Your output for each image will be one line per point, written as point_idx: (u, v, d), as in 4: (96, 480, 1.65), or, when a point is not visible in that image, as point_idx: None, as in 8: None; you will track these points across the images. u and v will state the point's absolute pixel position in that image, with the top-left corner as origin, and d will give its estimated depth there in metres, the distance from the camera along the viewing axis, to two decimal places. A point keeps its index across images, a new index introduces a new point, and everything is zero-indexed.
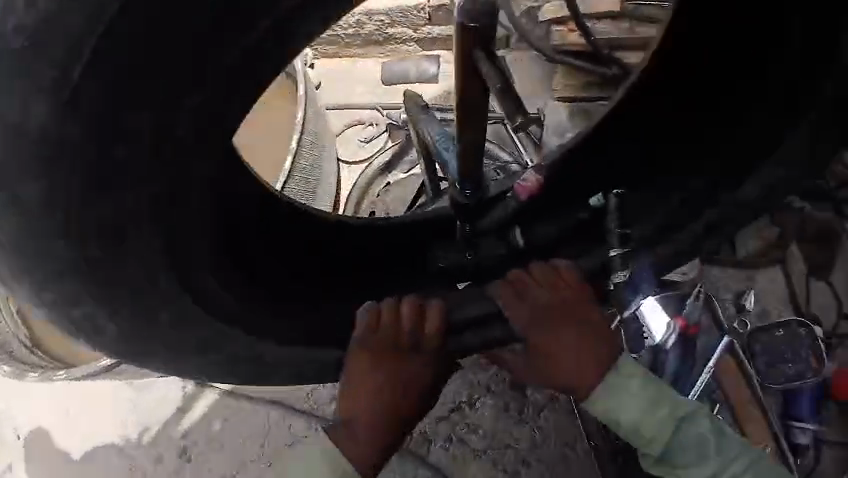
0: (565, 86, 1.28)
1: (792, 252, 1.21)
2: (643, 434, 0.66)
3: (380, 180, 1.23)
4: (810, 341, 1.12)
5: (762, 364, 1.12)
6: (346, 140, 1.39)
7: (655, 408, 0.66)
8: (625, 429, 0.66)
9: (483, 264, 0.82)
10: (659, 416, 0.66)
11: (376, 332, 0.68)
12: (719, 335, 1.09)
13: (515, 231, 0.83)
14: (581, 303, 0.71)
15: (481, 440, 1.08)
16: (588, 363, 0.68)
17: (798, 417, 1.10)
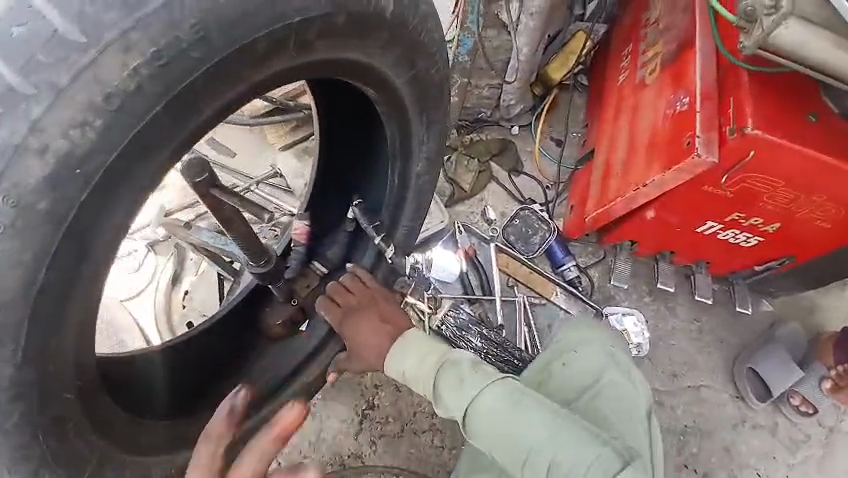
0: (280, 137, 1.46)
1: (493, 167, 1.67)
2: (419, 380, 0.88)
3: (177, 294, 1.28)
4: (535, 215, 1.62)
5: (521, 245, 1.60)
6: (114, 275, 1.29)
7: (425, 359, 0.89)
8: (410, 376, 0.90)
9: (308, 306, 1.04)
10: (428, 364, 0.88)
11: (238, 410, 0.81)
12: (488, 246, 1.57)
13: (314, 265, 1.02)
14: (378, 300, 0.99)
15: (395, 424, 1.39)
16: (383, 339, 0.94)
17: (561, 264, 1.60)
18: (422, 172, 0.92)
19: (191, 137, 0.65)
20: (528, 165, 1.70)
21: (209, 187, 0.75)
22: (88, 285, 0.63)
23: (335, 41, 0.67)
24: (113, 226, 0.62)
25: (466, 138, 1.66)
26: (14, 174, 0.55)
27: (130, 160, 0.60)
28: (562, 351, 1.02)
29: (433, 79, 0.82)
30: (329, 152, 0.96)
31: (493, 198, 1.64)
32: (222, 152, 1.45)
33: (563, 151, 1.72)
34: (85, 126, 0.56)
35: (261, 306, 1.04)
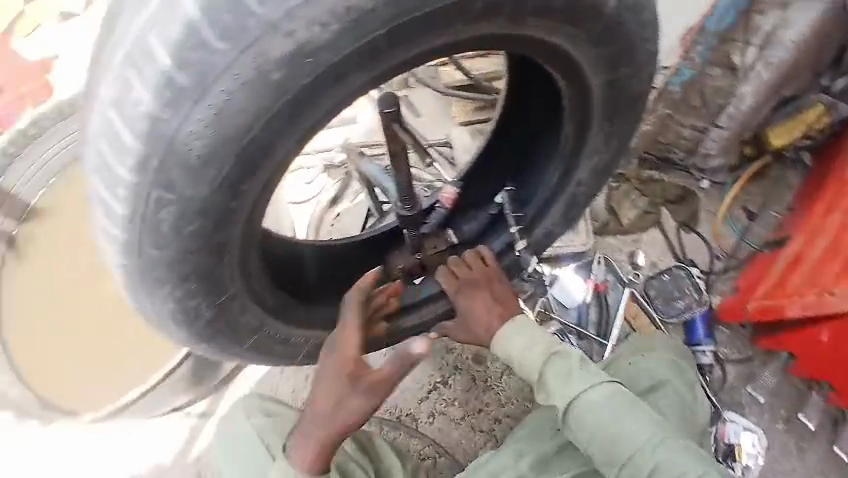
0: (463, 113, 1.53)
1: (664, 214, 1.54)
2: (522, 368, 0.91)
3: (330, 214, 1.44)
4: (689, 279, 1.46)
5: (659, 304, 1.45)
6: (291, 179, 1.48)
7: (535, 347, 0.91)
8: (514, 358, 0.92)
9: (428, 264, 1.02)
10: (536, 353, 0.90)
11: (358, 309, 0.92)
12: (622, 290, 1.44)
13: (448, 231, 1.03)
14: (493, 280, 0.99)
15: (459, 409, 1.39)
16: (494, 320, 0.96)
17: (696, 342, 1.43)
18: (585, 172, 0.90)
19: (379, 76, 0.59)
20: (705, 226, 1.53)
21: (392, 121, 0.77)
22: (249, 202, 0.60)
23: (543, 26, 0.63)
24: (285, 151, 0.58)
25: (644, 173, 1.54)
26: (231, 75, 0.52)
27: (323, 86, 0.56)
28: (637, 350, 1.13)
29: (631, 90, 0.77)
30: (502, 123, 0.96)
31: (650, 244, 1.51)
32: (409, 105, 1.55)
33: (751, 227, 1.52)
34: (321, 26, 0.52)
35: (391, 248, 1.05)
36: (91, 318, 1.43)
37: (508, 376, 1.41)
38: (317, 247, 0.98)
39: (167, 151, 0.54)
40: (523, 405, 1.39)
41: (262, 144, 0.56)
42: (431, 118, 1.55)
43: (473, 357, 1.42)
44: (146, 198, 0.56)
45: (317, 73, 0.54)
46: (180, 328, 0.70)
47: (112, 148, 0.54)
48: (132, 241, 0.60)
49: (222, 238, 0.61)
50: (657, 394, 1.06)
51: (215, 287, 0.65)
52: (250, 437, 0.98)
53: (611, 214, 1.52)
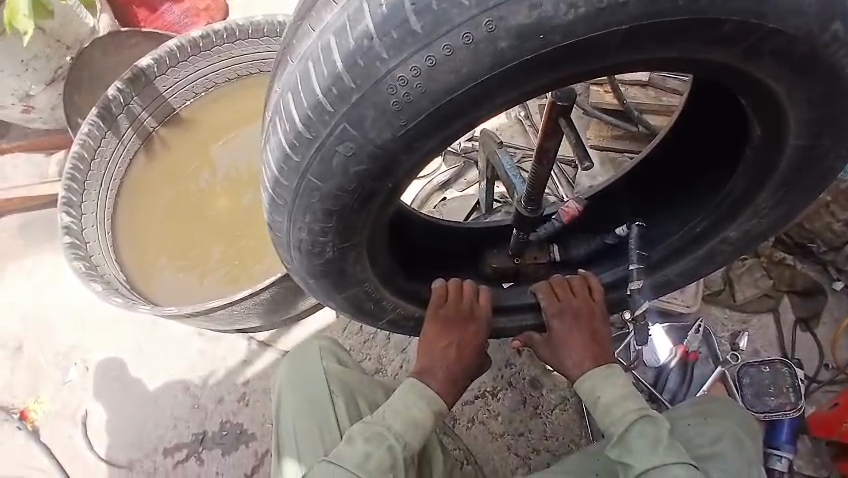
0: (598, 137, 1.48)
1: (783, 302, 1.39)
2: (607, 415, 0.85)
3: (437, 196, 1.44)
4: (790, 379, 1.29)
5: (749, 394, 1.29)
6: None
7: (628, 399, 0.85)
8: (601, 404, 0.86)
9: (523, 270, 1.00)
10: (626, 408, 0.85)
11: (451, 307, 0.90)
12: (713, 366, 1.32)
13: (552, 246, 1.00)
14: (595, 317, 0.93)
15: (501, 424, 1.36)
16: (588, 358, 0.90)
17: (776, 446, 1.27)
18: (736, 236, 0.84)
19: (590, 73, 0.57)
20: (823, 330, 1.38)
21: (559, 115, 0.71)
22: (413, 160, 0.61)
23: (783, 71, 0.58)
24: (467, 121, 0.58)
25: (778, 254, 1.39)
26: (461, 33, 0.52)
27: (534, 69, 0.54)
28: (698, 414, 1.03)
29: (825, 161, 0.70)
30: (665, 151, 0.91)
31: (756, 329, 1.38)
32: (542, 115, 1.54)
33: None
34: (570, 7, 0.51)
35: (488, 244, 1.02)
36: (195, 222, 1.56)
37: (559, 410, 1.36)
38: (425, 222, 0.98)
39: (370, 89, 0.55)
40: (567, 444, 1.34)
41: (457, 107, 0.56)
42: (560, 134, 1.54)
43: (530, 379, 1.39)
44: (331, 129, 0.58)
45: (538, 53, 0.53)
46: (298, 260, 0.72)
47: (318, 73, 0.56)
48: (298, 167, 0.62)
49: (375, 188, 0.62)
50: (711, 463, 0.95)
51: (348, 231, 0.67)
52: (318, 376, 1.05)
53: (726, 285, 1.39)
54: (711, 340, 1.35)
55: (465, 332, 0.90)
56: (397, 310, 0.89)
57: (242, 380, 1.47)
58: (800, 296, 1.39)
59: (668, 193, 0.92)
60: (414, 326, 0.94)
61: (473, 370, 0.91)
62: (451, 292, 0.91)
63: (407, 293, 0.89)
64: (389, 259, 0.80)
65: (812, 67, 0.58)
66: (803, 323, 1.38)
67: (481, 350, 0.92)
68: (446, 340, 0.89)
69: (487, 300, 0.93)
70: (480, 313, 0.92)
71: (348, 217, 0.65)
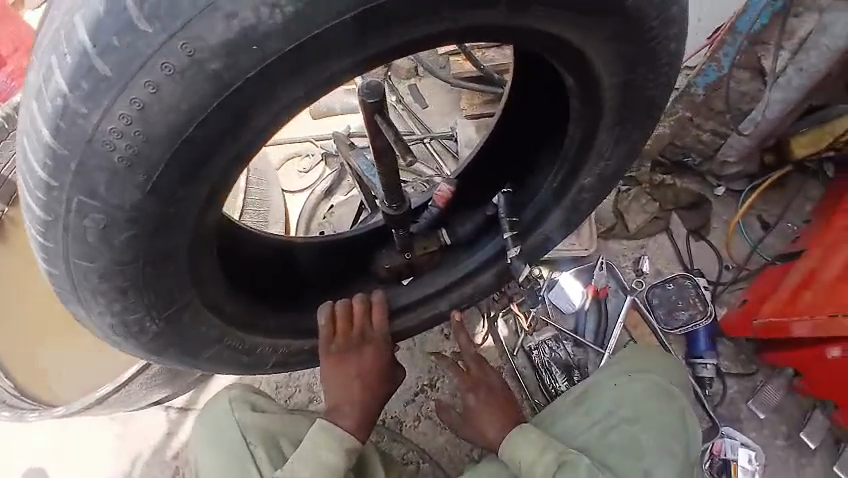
0: (471, 106, 1.48)
1: (673, 220, 1.46)
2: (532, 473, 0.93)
3: (325, 204, 1.38)
4: (695, 289, 1.37)
5: (662, 314, 1.37)
6: (286, 171, 1.45)
7: (545, 454, 0.93)
8: (524, 468, 0.94)
9: (417, 265, 0.95)
10: (543, 461, 0.93)
11: (346, 345, 0.86)
12: (624, 296, 1.37)
13: (441, 232, 0.96)
14: (497, 384, 1.07)
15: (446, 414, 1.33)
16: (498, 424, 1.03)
17: (699, 355, 1.35)
18: (598, 182, 0.80)
19: (345, 71, 0.55)
20: (716, 235, 1.46)
21: (374, 114, 0.65)
22: (193, 205, 0.58)
23: (553, 16, 0.56)
24: (233, 150, 0.56)
25: (656, 177, 1.44)
26: (158, 66, 0.49)
27: (265, 88, 0.52)
28: (624, 372, 1.02)
29: (645, 92, 0.68)
30: (517, 116, 0.89)
31: (657, 251, 1.43)
32: (411, 98, 1.55)
33: (766, 239, 1.46)
34: (275, 8, 0.48)
35: (377, 247, 0.98)
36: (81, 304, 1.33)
37: None
38: (312, 242, 0.95)
39: (86, 153, 0.53)
40: None
41: (207, 141, 0.54)
42: (435, 111, 1.54)
43: None
44: (68, 206, 0.55)
45: (263, 65, 0.50)
46: (130, 343, 0.69)
47: (34, 148, 0.55)
48: (60, 251, 0.60)
49: (167, 248, 0.60)
50: (640, 425, 0.96)
51: (164, 298, 0.64)
52: (231, 432, 0.96)
53: (617, 218, 1.43)
54: (616, 274, 1.39)
55: (363, 361, 0.88)
56: (282, 350, 0.83)
57: (173, 453, 1.35)
58: (687, 209, 1.46)
59: (528, 156, 0.89)
60: (310, 357, 0.88)
61: (386, 394, 0.90)
62: (339, 326, 0.85)
63: (286, 329, 0.83)
64: (242, 309, 0.75)
65: (583, 7, 0.55)
66: (697, 233, 1.45)
67: (389, 372, 0.90)
68: (345, 373, 0.87)
69: (382, 321, 0.89)
70: (375, 337, 0.89)
71: (155, 284, 0.62)
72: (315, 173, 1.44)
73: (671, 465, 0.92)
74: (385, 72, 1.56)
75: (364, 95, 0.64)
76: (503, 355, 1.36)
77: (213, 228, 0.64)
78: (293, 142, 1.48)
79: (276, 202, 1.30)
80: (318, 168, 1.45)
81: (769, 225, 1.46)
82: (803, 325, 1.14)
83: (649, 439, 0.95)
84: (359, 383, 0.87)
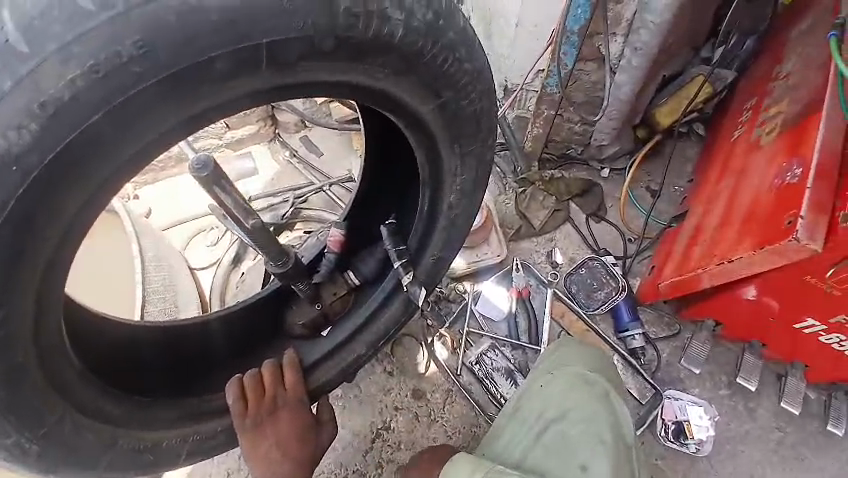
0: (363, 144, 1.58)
1: (572, 208, 1.54)
2: None
3: (236, 274, 1.36)
4: (604, 268, 1.44)
5: (583, 298, 1.43)
6: (192, 248, 1.42)
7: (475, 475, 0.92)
8: None
9: (330, 311, 0.96)
10: None
11: (261, 415, 0.87)
12: (546, 291, 1.42)
13: (347, 274, 0.97)
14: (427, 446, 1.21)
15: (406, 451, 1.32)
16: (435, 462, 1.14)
17: (626, 328, 1.42)
18: (462, 197, 0.84)
19: (128, 164, 0.57)
20: (614, 213, 1.55)
21: (213, 185, 0.66)
22: (26, 320, 0.59)
23: (320, 66, 0.60)
24: (47, 254, 0.57)
25: (546, 174, 1.54)
26: None
27: (51, 194, 0.54)
28: (547, 369, 1.10)
29: (457, 114, 0.72)
30: (382, 154, 0.93)
31: (565, 240, 1.51)
32: (302, 148, 1.57)
33: (657, 205, 1.57)
34: (21, 129, 0.51)
35: (286, 304, 0.98)
36: None
37: (449, 405, 1.35)
38: (223, 316, 0.95)
39: None
40: (470, 432, 1.33)
41: (6, 258, 0.55)
42: (329, 156, 1.57)
43: (411, 392, 1.36)
44: None
45: (26, 182, 0.53)
46: (19, 467, 0.69)
47: None
48: None
49: (8, 369, 0.60)
50: (567, 420, 1.02)
51: (32, 418, 0.64)
52: None
53: (522, 219, 1.50)
54: (533, 272, 1.44)
55: (279, 426, 0.88)
56: (193, 437, 0.83)
57: None
58: (584, 196, 1.55)
59: (406, 187, 0.92)
60: (228, 434, 0.87)
61: (310, 455, 0.91)
62: (250, 399, 0.86)
63: (191, 415, 0.82)
64: (134, 412, 0.75)
65: (352, 58, 0.61)
66: (596, 215, 1.54)
67: (311, 430, 0.92)
68: (265, 444, 0.86)
69: (295, 381, 0.90)
70: (288, 398, 0.89)
71: (17, 404, 0.63)
72: (221, 243, 1.43)
73: (603, 452, 0.97)
74: (273, 130, 1.59)
75: (196, 169, 0.65)
76: (448, 376, 1.37)
77: (60, 332, 0.64)
78: (193, 219, 1.46)
79: (184, 283, 1.28)
80: (224, 238, 1.43)
81: (660, 191, 1.57)
82: (705, 281, 1.22)
83: (578, 432, 1.00)
84: (277, 452, 0.88)
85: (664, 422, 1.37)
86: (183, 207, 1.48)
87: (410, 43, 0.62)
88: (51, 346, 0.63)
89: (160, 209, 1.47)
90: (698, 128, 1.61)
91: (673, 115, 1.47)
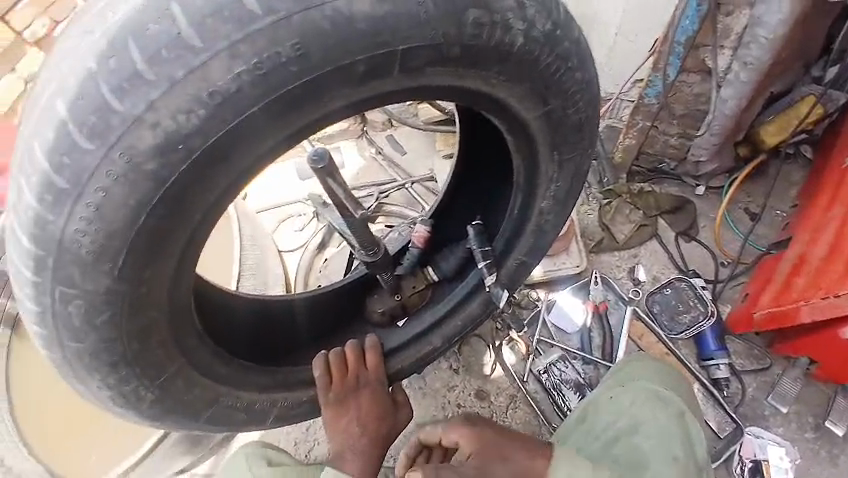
0: (446, 145, 1.60)
1: (661, 224, 1.47)
2: None
3: (320, 259, 1.44)
4: (692, 291, 1.38)
5: (666, 320, 1.37)
6: (281, 232, 1.52)
7: None
8: None
9: (409, 303, 1.00)
10: None
11: (344, 390, 0.91)
12: (625, 308, 1.38)
13: (427, 269, 1.00)
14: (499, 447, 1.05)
15: None
16: None
17: (710, 356, 1.34)
18: (556, 204, 0.84)
19: (268, 153, 0.63)
20: (706, 234, 1.47)
21: (325, 177, 0.71)
22: (163, 283, 0.66)
23: (448, 70, 0.63)
24: (192, 226, 0.64)
25: (635, 187, 1.48)
26: (104, 172, 0.58)
27: (203, 175, 0.60)
28: (614, 384, 1.09)
29: (565, 121, 0.72)
30: (471, 156, 0.94)
31: (651, 257, 1.45)
32: (387, 145, 1.62)
33: (755, 229, 1.47)
34: (190, 113, 0.57)
35: (369, 291, 1.02)
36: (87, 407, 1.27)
37: (513, 410, 1.35)
38: (309, 296, 0.99)
39: (58, 251, 0.61)
40: None
41: (159, 228, 0.62)
42: (413, 154, 1.61)
43: (475, 392, 1.37)
44: (52, 296, 0.64)
45: (189, 161, 0.59)
46: (134, 411, 0.78)
47: (16, 253, 0.64)
48: (55, 338, 0.69)
49: (143, 323, 0.68)
50: (640, 435, 0.98)
51: (154, 369, 0.72)
52: None
53: (604, 231, 1.46)
54: (613, 288, 1.40)
55: (361, 403, 0.93)
56: (281, 404, 0.90)
57: None
58: (676, 212, 1.47)
59: (493, 189, 0.93)
60: (311, 405, 0.94)
61: (387, 434, 0.95)
62: (335, 374, 0.91)
63: (283, 383, 0.89)
64: (237, 374, 0.82)
65: (479, 60, 0.63)
66: (685, 234, 1.46)
67: (387, 411, 0.96)
68: (347, 419, 0.92)
69: (376, 362, 0.95)
70: (370, 378, 0.94)
71: (144, 356, 0.71)
72: (308, 230, 1.52)
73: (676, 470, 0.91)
74: (361, 127, 1.64)
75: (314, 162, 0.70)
76: (514, 382, 1.36)
77: (188, 296, 0.71)
78: (283, 204, 1.56)
79: (273, 263, 1.37)
80: (310, 224, 1.52)
81: (759, 214, 1.47)
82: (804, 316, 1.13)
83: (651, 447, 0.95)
84: (358, 427, 0.92)
85: (741, 459, 1.28)
86: (275, 193, 1.58)
87: (533, 50, 0.64)
88: (179, 308, 0.70)
89: (256, 195, 1.58)
90: (807, 151, 1.49)
91: (779, 135, 1.37)
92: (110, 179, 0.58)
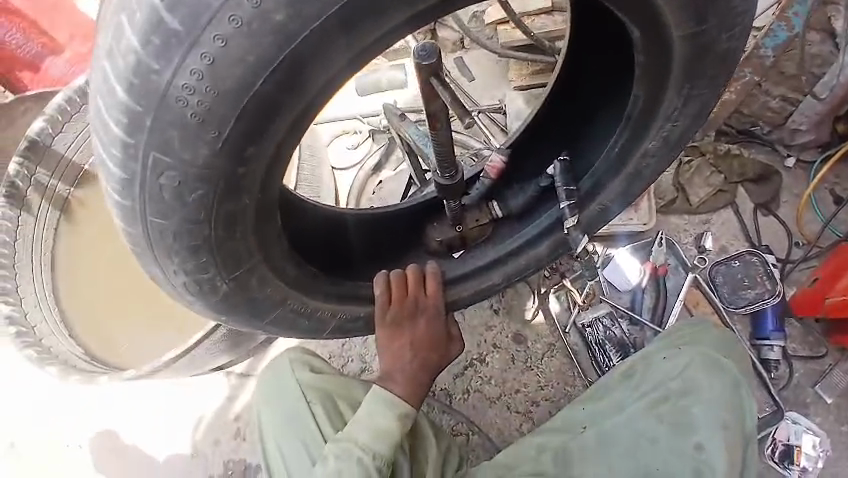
0: (520, 75, 1.45)
1: (739, 192, 1.37)
2: None
3: (374, 180, 1.40)
4: (762, 266, 1.29)
5: (726, 293, 1.30)
6: (335, 148, 1.46)
7: None
8: None
9: (469, 237, 0.94)
10: None
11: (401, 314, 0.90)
12: (685, 274, 1.30)
13: (492, 204, 0.94)
14: None
15: (495, 387, 1.33)
16: None
17: (765, 336, 1.29)
18: (665, 142, 0.79)
19: (393, 32, 0.57)
20: (786, 210, 1.36)
21: (430, 76, 0.65)
22: (258, 165, 0.62)
23: None
24: (299, 107, 0.59)
25: (721, 147, 1.35)
26: (225, 18, 0.52)
27: (322, 45, 0.55)
28: (671, 345, 1.02)
29: (715, 46, 0.66)
30: (575, 75, 0.86)
31: (723, 226, 1.36)
32: (455, 69, 1.52)
33: (839, 215, 1.35)
34: None
35: (430, 217, 0.97)
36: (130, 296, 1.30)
37: (549, 358, 1.33)
38: (366, 214, 0.95)
39: (159, 107, 0.56)
40: (564, 389, 1.31)
41: (264, 105, 0.57)
42: (482, 82, 1.50)
43: (513, 336, 1.35)
44: (143, 163, 0.60)
45: (318, 22, 0.53)
46: (200, 301, 0.75)
47: (106, 108, 0.59)
48: (136, 210, 0.65)
49: (231, 206, 0.64)
50: (691, 399, 0.96)
51: (231, 259, 0.70)
52: (294, 390, 0.99)
53: (679, 191, 1.36)
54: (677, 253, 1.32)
55: (416, 328, 0.91)
56: (338, 316, 0.88)
57: (221, 419, 1.35)
58: (758, 181, 1.36)
59: (588, 116, 0.87)
60: (364, 324, 0.92)
61: (438, 363, 0.93)
62: (394, 295, 0.89)
63: (346, 297, 0.87)
64: (304, 278, 0.80)
65: None
66: (762, 207, 1.36)
67: (441, 340, 0.94)
68: (400, 343, 0.90)
69: (436, 289, 0.92)
70: (427, 304, 0.92)
71: (224, 245, 0.68)
72: (363, 149, 1.46)
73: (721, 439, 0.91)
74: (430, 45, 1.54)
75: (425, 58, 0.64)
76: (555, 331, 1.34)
77: (276, 187, 0.68)
78: (340, 119, 1.48)
79: (327, 179, 1.32)
80: (366, 143, 1.46)
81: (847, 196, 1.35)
82: None
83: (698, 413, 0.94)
84: (410, 352, 0.91)
85: (773, 442, 1.24)
86: (333, 106, 1.50)
87: None
88: (267, 194, 0.67)
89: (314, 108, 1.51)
90: None
91: None
92: (230, 27, 0.53)
